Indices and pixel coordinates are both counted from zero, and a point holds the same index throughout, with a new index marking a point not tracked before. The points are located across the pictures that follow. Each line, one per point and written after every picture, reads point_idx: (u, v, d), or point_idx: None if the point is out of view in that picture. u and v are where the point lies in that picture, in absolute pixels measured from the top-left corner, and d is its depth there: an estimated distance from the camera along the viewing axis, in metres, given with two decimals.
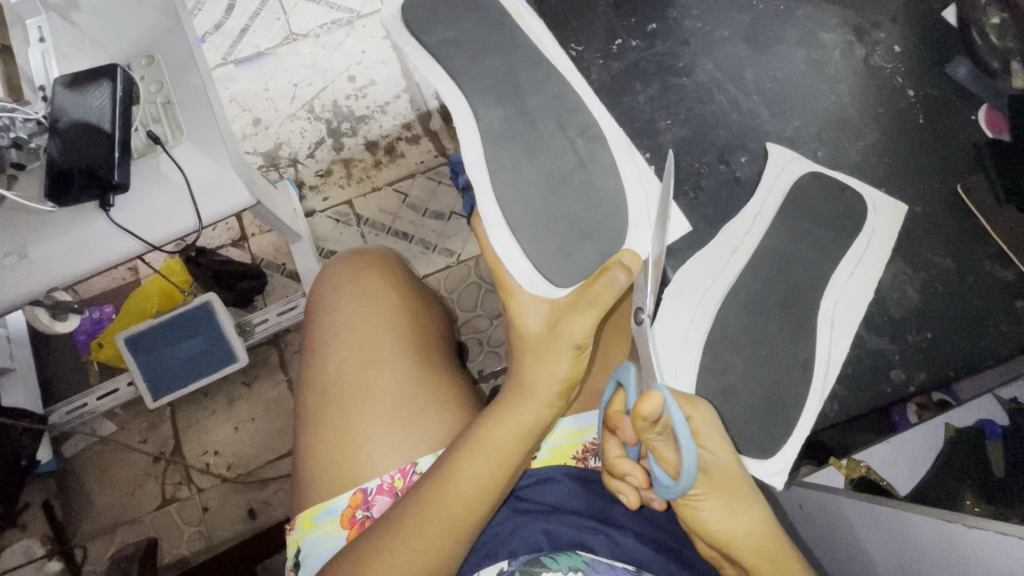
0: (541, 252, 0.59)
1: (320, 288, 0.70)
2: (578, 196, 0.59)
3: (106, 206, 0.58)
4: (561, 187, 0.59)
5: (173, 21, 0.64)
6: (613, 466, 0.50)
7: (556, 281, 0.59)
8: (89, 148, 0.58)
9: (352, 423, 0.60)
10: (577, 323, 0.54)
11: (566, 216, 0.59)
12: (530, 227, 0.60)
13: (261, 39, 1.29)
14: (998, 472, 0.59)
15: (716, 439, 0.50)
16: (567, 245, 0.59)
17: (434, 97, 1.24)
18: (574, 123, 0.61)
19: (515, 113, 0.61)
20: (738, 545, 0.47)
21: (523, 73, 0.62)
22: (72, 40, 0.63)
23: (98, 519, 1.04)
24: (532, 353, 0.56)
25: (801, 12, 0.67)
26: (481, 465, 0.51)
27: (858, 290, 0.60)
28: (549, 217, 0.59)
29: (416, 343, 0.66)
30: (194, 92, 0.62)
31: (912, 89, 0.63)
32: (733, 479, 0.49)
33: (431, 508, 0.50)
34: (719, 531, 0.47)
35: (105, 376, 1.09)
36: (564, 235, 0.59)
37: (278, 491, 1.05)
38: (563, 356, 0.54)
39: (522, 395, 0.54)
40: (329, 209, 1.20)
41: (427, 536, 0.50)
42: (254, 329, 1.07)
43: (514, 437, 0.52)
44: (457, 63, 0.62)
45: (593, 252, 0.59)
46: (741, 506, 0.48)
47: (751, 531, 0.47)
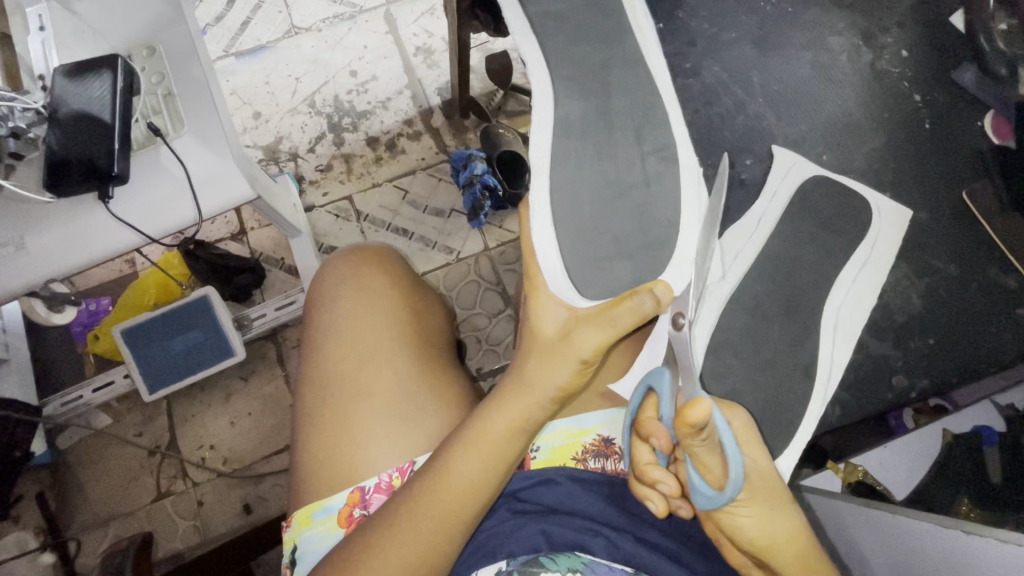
0: (575, 256, 0.56)
1: (321, 283, 0.69)
2: (626, 210, 0.57)
3: (105, 198, 0.57)
4: (616, 201, 0.57)
5: (175, 13, 0.63)
6: (643, 472, 0.49)
7: (587, 292, 0.55)
8: (89, 139, 0.57)
9: (350, 420, 0.60)
10: (589, 335, 0.51)
11: (612, 231, 0.57)
12: (573, 229, 0.56)
13: (262, 32, 1.28)
14: (994, 478, 0.61)
15: (755, 448, 0.49)
16: (602, 257, 0.56)
17: (436, 94, 1.24)
18: (651, 138, 0.59)
19: (597, 109, 0.59)
20: (778, 552, 0.46)
21: (613, 71, 0.60)
22: (72, 29, 0.62)
23: (92, 511, 1.04)
24: (536, 356, 0.53)
25: (809, 14, 0.66)
26: (476, 467, 0.51)
27: (865, 295, 0.60)
28: (596, 226, 0.57)
29: (417, 345, 0.65)
30: (196, 85, 0.62)
31: (918, 94, 0.63)
32: (774, 485, 0.48)
33: (425, 506, 0.50)
34: (761, 540, 0.46)
35: (101, 368, 1.09)
36: (601, 246, 0.56)
37: (274, 486, 1.05)
38: (565, 364, 0.51)
39: (515, 395, 0.52)
40: (329, 205, 1.19)
41: (419, 533, 0.49)
42: (252, 323, 1.07)
43: (510, 439, 0.52)
44: (555, 37, 0.60)
45: (627, 270, 0.56)
46: (781, 514, 0.47)
47: (792, 538, 0.46)
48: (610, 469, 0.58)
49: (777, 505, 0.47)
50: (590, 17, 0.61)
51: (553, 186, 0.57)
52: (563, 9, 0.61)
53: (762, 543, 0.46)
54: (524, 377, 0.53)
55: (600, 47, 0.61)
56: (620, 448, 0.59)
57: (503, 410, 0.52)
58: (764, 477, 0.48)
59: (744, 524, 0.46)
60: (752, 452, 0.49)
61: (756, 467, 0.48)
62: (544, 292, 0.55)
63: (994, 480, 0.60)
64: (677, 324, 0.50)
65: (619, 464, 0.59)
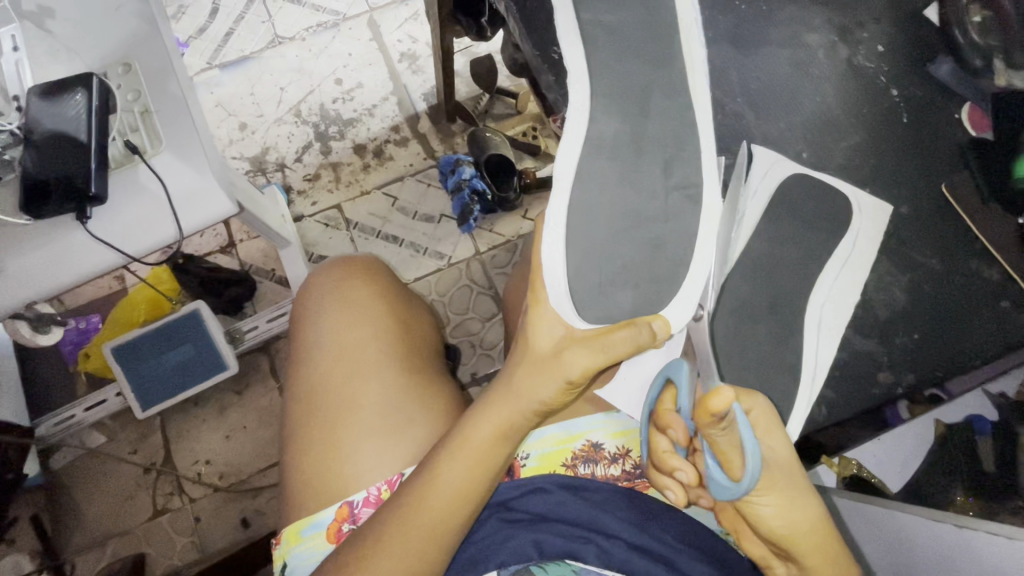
0: (585, 271, 0.49)
1: (306, 296, 0.69)
2: (641, 236, 0.49)
3: (83, 218, 0.57)
4: (634, 230, 0.49)
5: (150, 28, 0.62)
6: (660, 460, 0.48)
7: (584, 316, 0.50)
8: (66, 159, 0.56)
9: (338, 433, 0.60)
10: (578, 357, 0.49)
11: (622, 256, 0.49)
12: (583, 248, 0.49)
13: (245, 42, 1.28)
14: (988, 467, 0.62)
15: (776, 436, 0.46)
16: (602, 284, 0.49)
17: (422, 99, 1.24)
18: (680, 170, 0.50)
19: (631, 134, 0.49)
20: (800, 542, 0.44)
21: (654, 97, 0.49)
22: (47, 48, 0.62)
23: (89, 532, 1.03)
24: (526, 366, 0.52)
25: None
26: (461, 476, 0.50)
27: (846, 294, 0.53)
28: (603, 251, 0.49)
29: (405, 357, 0.64)
30: (173, 100, 0.61)
31: (895, 88, 0.55)
32: (795, 473, 0.46)
33: (413, 517, 0.50)
34: (784, 529, 0.44)
35: (92, 387, 1.08)
36: (613, 273, 0.49)
37: (271, 499, 1.04)
38: (552, 381, 0.50)
39: (504, 404, 0.51)
40: (318, 214, 1.19)
41: (406, 547, 0.49)
42: (244, 336, 1.06)
43: (494, 446, 0.51)
44: (602, 50, 0.49)
45: (630, 298, 0.50)
46: (803, 502, 0.45)
47: (814, 529, 0.44)
48: (600, 473, 0.58)
49: (799, 492, 0.45)
50: (635, 21, 0.49)
51: (570, 197, 0.48)
52: (618, 20, 0.49)
53: (781, 532, 0.45)
54: (510, 390, 0.51)
55: (647, 66, 0.49)
56: (609, 453, 0.58)
57: (488, 421, 0.51)
58: (788, 468, 0.45)
59: (765, 513, 0.44)
60: (773, 442, 0.46)
61: (775, 456, 0.46)
62: (540, 304, 0.51)
63: (988, 467, 0.62)
64: (695, 315, 0.50)
65: (608, 469, 0.58)
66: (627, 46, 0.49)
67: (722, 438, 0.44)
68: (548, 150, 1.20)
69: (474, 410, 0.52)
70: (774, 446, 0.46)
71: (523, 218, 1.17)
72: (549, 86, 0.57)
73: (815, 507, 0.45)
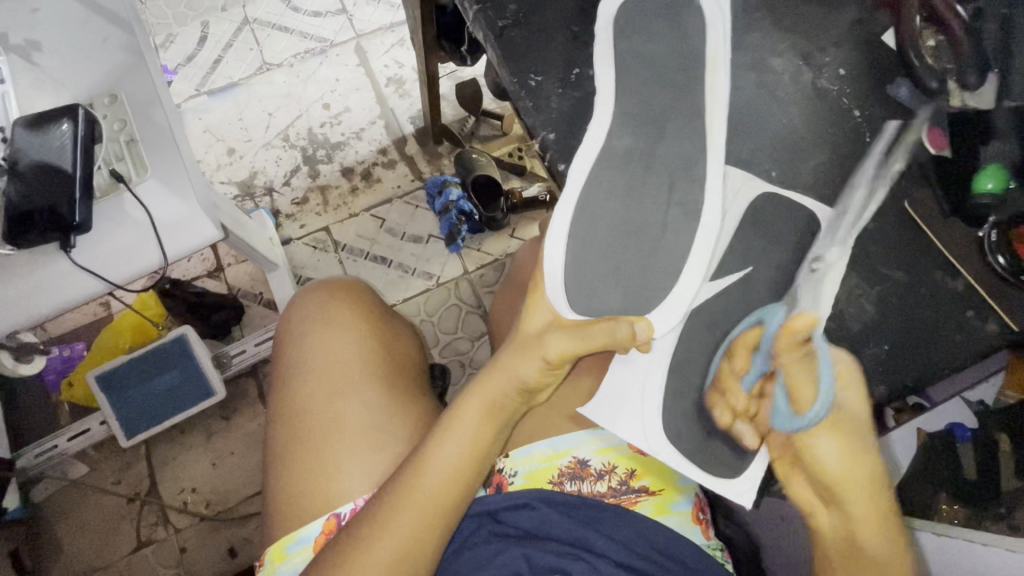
0: (581, 263, 0.53)
1: (287, 315, 0.70)
2: (634, 245, 0.53)
3: (67, 247, 0.57)
4: (630, 237, 0.53)
5: (137, 60, 0.63)
6: (726, 389, 0.52)
7: (577, 309, 0.53)
8: (51, 189, 0.56)
9: (319, 447, 0.60)
10: (558, 340, 0.52)
11: (616, 261, 0.53)
12: (577, 250, 0.53)
13: (233, 69, 1.30)
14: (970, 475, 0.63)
15: (856, 391, 0.48)
16: (593, 281, 0.53)
17: (409, 122, 1.26)
18: (684, 189, 0.53)
19: (643, 149, 0.53)
20: (849, 487, 0.47)
21: (670, 123, 0.53)
22: (33, 81, 0.63)
23: (71, 566, 1.01)
24: (513, 345, 0.55)
25: (763, 25, 0.57)
26: (440, 476, 0.51)
27: (813, 305, 0.49)
28: (599, 254, 0.53)
29: (388, 367, 0.65)
30: (159, 130, 0.62)
31: (858, 109, 0.54)
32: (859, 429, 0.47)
33: (392, 523, 0.50)
34: (838, 472, 0.47)
35: (75, 416, 1.07)
36: (605, 274, 0.53)
37: (258, 527, 1.02)
38: (533, 360, 0.53)
39: (487, 384, 0.54)
40: (306, 237, 1.19)
41: (389, 551, 0.49)
42: (231, 361, 1.05)
43: (473, 437, 0.53)
44: (632, 75, 0.53)
45: (619, 296, 0.53)
46: (861, 449, 0.47)
47: (868, 477, 0.47)
48: (587, 490, 0.57)
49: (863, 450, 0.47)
50: (668, 49, 0.54)
51: (574, 210, 0.52)
52: (651, 49, 0.53)
53: (836, 476, 0.47)
54: (489, 377, 0.54)
55: (668, 92, 0.53)
56: (595, 469, 0.57)
57: (472, 406, 0.53)
58: (857, 420, 0.47)
59: (823, 452, 0.47)
60: (850, 394, 0.48)
61: (851, 408, 0.48)
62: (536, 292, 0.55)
63: (969, 473, 0.63)
64: (810, 270, 0.51)
65: (594, 486, 0.57)
66: (632, 69, 0.53)
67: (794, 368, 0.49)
68: (534, 171, 1.22)
69: (459, 398, 0.54)
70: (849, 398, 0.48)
71: (511, 237, 1.18)
72: (524, 112, 0.55)
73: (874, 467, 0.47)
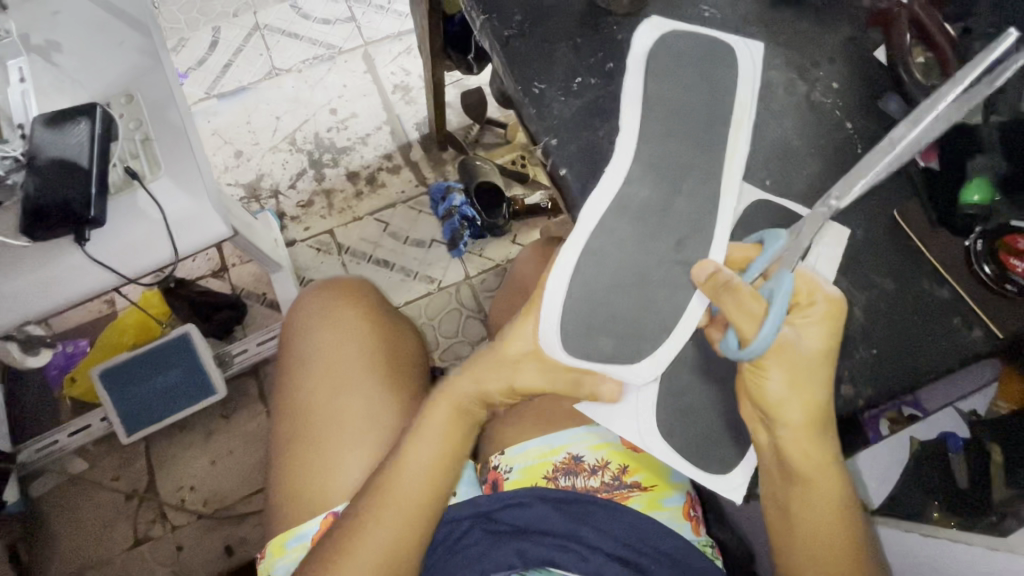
0: (583, 306, 0.47)
1: (293, 314, 0.71)
2: (636, 296, 0.47)
3: (82, 240, 0.58)
4: (630, 290, 0.46)
5: (153, 62, 0.65)
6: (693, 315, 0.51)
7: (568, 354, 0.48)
8: (66, 183, 0.57)
9: (320, 444, 0.61)
10: (532, 373, 0.54)
11: (613, 312, 0.47)
12: (578, 298, 0.47)
13: (243, 74, 1.33)
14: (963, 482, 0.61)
15: (814, 329, 0.46)
16: (590, 327, 0.47)
17: (414, 128, 1.28)
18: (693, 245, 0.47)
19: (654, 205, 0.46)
20: (787, 412, 0.46)
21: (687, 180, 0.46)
22: (52, 80, 0.65)
23: (68, 561, 1.01)
24: (486, 361, 0.54)
25: (760, 39, 0.59)
26: (421, 479, 0.53)
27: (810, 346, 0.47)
28: (604, 304, 0.47)
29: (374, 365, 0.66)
30: (174, 130, 0.64)
31: (850, 121, 0.56)
32: (823, 357, 0.46)
33: (375, 520, 0.51)
34: (777, 398, 0.46)
35: (77, 411, 1.08)
36: (599, 322, 0.47)
37: (255, 526, 1.03)
38: (500, 381, 0.54)
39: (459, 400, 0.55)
40: (310, 239, 1.21)
41: (371, 549, 0.50)
42: (233, 360, 1.07)
43: (447, 449, 0.54)
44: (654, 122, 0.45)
45: (610, 344, 0.48)
46: (808, 381, 0.46)
47: (808, 410, 0.46)
48: (581, 485, 0.59)
49: (815, 378, 0.46)
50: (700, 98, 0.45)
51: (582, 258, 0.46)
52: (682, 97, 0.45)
53: (776, 401, 0.47)
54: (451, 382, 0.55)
55: (693, 146, 0.46)
56: (589, 465, 0.59)
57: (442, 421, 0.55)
58: (812, 353, 0.46)
59: (769, 381, 0.46)
60: (807, 330, 0.46)
61: (807, 343, 0.46)
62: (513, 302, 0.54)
63: (961, 485, 0.60)
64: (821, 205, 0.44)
65: (588, 481, 0.59)
66: (652, 110, 0.45)
67: (734, 306, 0.45)
68: (535, 178, 1.24)
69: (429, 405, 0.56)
70: (808, 332, 0.46)
71: (512, 243, 1.20)
72: (528, 119, 0.57)
73: (823, 397, 0.46)
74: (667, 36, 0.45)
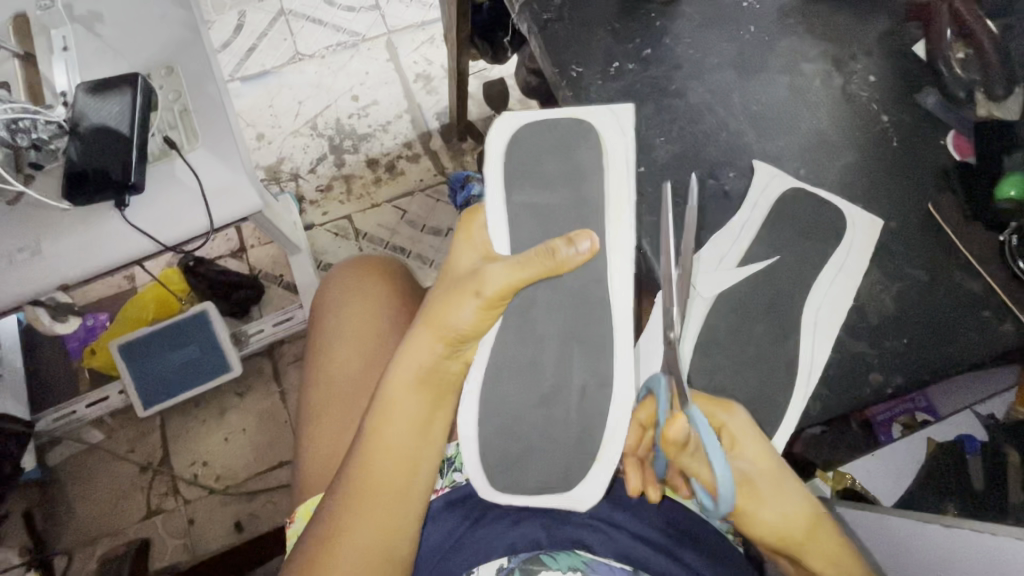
0: (508, 412, 0.52)
1: (321, 286, 0.73)
2: (542, 420, 0.51)
3: (122, 206, 0.60)
4: (537, 406, 0.51)
5: (193, 36, 0.67)
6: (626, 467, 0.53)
7: (499, 487, 0.53)
8: (108, 150, 0.59)
9: (342, 410, 0.63)
10: (496, 276, 0.50)
11: (526, 424, 0.52)
12: (487, 412, 0.52)
13: (267, 58, 1.34)
14: (978, 486, 0.61)
15: (753, 444, 0.47)
16: (510, 459, 0.52)
17: (435, 117, 1.29)
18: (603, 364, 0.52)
19: (573, 296, 0.52)
20: (790, 535, 0.47)
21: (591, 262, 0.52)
22: (94, 49, 0.66)
23: (82, 529, 1.03)
24: (450, 294, 0.53)
25: (795, 31, 0.59)
26: (406, 431, 0.52)
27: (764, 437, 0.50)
28: (507, 426, 0.52)
29: (360, 356, 0.66)
30: (212, 103, 0.65)
31: (886, 115, 0.56)
32: (779, 479, 0.48)
33: (364, 479, 0.51)
34: (777, 527, 0.47)
35: (95, 382, 1.10)
36: (521, 432, 0.52)
37: (267, 504, 1.04)
38: (467, 299, 0.51)
39: (431, 335, 0.52)
40: (328, 223, 1.22)
41: (366, 513, 0.50)
42: (249, 338, 1.08)
43: (419, 391, 0.53)
44: (547, 210, 0.53)
45: (537, 475, 0.52)
46: (787, 496, 0.48)
47: (801, 522, 0.47)
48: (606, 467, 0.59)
49: (790, 494, 0.48)
50: (565, 199, 0.53)
51: (484, 376, 0.52)
52: (550, 201, 0.53)
53: (772, 533, 0.48)
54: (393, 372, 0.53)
55: (581, 225, 0.52)
56: None
57: (410, 362, 0.53)
58: (767, 472, 0.47)
59: (761, 516, 0.47)
60: (748, 454, 0.47)
61: (756, 466, 0.47)
62: (470, 279, 0.52)
63: (978, 485, 0.61)
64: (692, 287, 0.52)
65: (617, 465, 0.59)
66: (538, 203, 0.53)
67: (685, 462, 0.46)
68: None
69: (401, 351, 0.54)
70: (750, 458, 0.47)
71: None
72: (564, 102, 0.57)
73: (803, 503, 0.48)
74: (520, 130, 0.54)
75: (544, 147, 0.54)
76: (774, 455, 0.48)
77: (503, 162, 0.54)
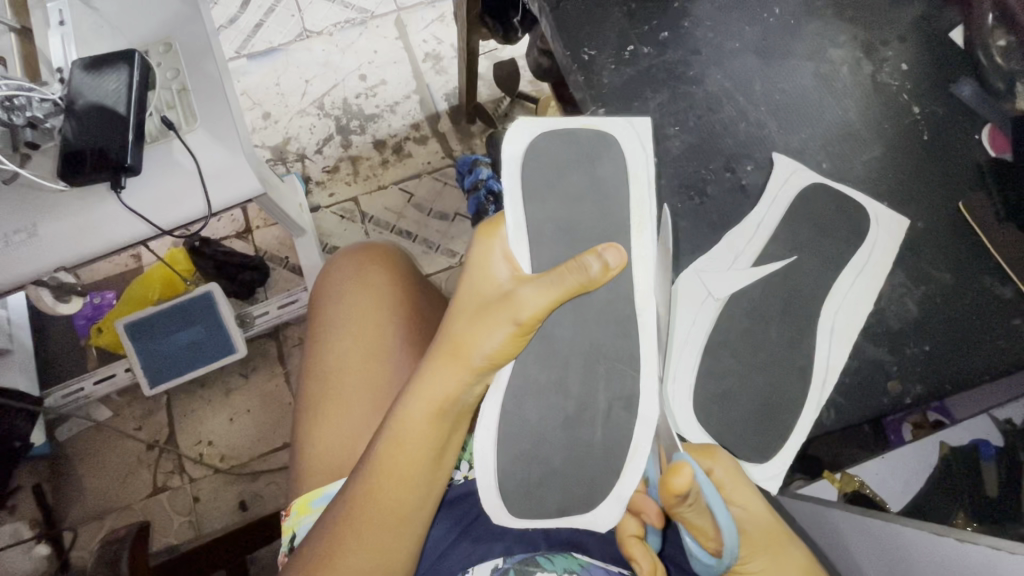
0: (534, 424, 0.50)
1: (323, 283, 0.70)
2: (567, 444, 0.49)
3: (117, 188, 0.58)
4: (562, 428, 0.49)
5: (192, 11, 0.64)
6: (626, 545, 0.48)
7: (517, 512, 0.52)
8: (103, 130, 0.58)
9: (344, 421, 0.61)
10: (532, 300, 0.47)
11: (552, 439, 0.50)
12: (512, 429, 0.50)
13: (274, 34, 1.31)
14: (991, 492, 0.51)
15: (743, 491, 0.46)
16: (530, 483, 0.51)
17: (444, 98, 1.26)
18: (621, 380, 0.49)
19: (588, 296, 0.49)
20: None
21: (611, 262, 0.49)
22: (91, 24, 0.64)
23: (89, 504, 1.05)
24: (479, 314, 0.49)
25: (821, 13, 0.55)
26: (418, 459, 0.49)
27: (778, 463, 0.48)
28: (532, 445, 0.50)
29: (365, 364, 0.63)
30: (212, 81, 0.63)
31: (918, 105, 0.53)
32: (776, 535, 0.45)
33: (369, 508, 0.48)
34: None
35: (103, 361, 1.10)
36: (548, 448, 0.50)
37: (269, 484, 1.05)
38: (501, 325, 0.47)
39: (454, 359, 0.49)
40: (335, 205, 1.20)
41: (365, 543, 0.47)
42: (254, 321, 1.08)
43: (435, 419, 0.49)
44: (561, 203, 0.49)
45: (559, 499, 0.51)
46: (787, 556, 0.44)
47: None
48: None
49: (788, 550, 0.45)
50: (581, 192, 0.49)
51: (506, 400, 0.50)
52: (569, 199, 0.49)
53: None
54: (409, 401, 0.49)
55: (598, 219, 0.49)
56: None
57: (430, 387, 0.49)
58: (762, 526, 0.45)
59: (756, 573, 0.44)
60: (742, 503, 0.46)
61: (750, 517, 0.46)
62: (502, 301, 0.48)
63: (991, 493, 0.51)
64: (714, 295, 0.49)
65: None
66: (552, 196, 0.49)
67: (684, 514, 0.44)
68: None
69: (419, 372, 0.50)
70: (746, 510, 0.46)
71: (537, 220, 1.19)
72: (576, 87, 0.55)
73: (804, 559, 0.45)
74: (539, 137, 0.50)
75: (564, 155, 0.50)
76: (767, 507, 0.46)
77: (519, 168, 0.50)
